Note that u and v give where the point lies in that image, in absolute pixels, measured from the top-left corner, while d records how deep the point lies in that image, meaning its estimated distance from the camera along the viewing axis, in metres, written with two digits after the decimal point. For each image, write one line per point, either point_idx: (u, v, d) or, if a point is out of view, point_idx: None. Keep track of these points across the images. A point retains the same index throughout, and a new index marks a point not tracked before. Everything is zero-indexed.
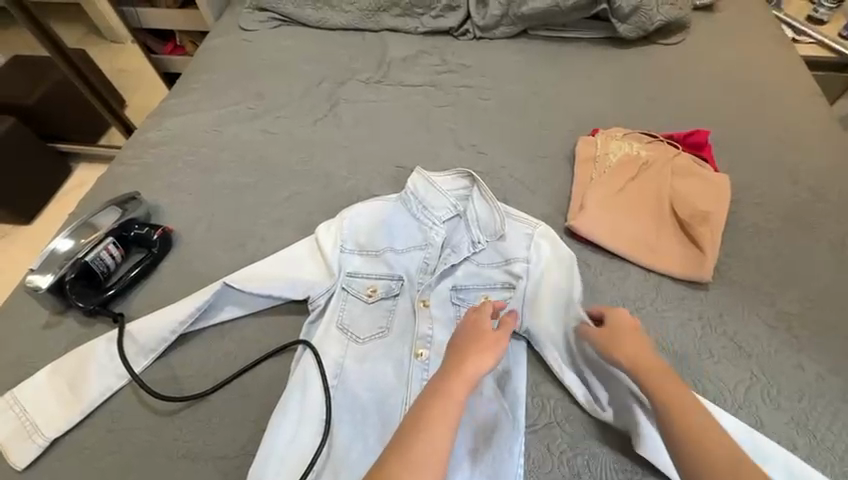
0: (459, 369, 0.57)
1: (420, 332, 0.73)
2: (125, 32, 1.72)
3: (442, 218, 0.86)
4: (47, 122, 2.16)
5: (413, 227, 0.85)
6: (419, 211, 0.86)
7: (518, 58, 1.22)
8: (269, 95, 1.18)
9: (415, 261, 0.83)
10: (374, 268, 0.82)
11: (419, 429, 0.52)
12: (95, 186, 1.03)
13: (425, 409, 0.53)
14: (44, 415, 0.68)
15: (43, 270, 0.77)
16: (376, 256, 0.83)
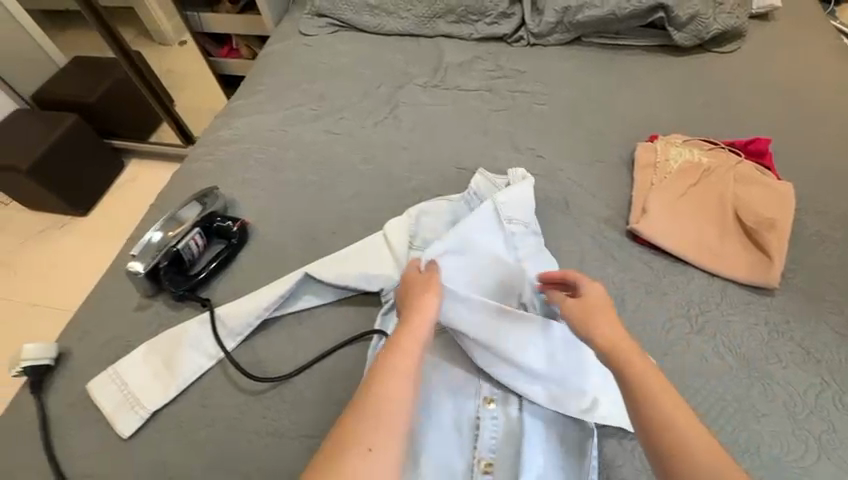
0: (416, 320, 0.63)
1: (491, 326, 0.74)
2: (174, 35, 1.85)
3: None
4: (106, 119, 2.28)
5: None
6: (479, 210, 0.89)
7: (572, 64, 1.24)
8: (331, 97, 1.23)
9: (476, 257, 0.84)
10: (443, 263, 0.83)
11: (386, 382, 0.56)
12: (172, 181, 1.09)
13: (386, 361, 0.58)
14: (145, 390, 0.73)
15: (140, 258, 0.84)
16: None
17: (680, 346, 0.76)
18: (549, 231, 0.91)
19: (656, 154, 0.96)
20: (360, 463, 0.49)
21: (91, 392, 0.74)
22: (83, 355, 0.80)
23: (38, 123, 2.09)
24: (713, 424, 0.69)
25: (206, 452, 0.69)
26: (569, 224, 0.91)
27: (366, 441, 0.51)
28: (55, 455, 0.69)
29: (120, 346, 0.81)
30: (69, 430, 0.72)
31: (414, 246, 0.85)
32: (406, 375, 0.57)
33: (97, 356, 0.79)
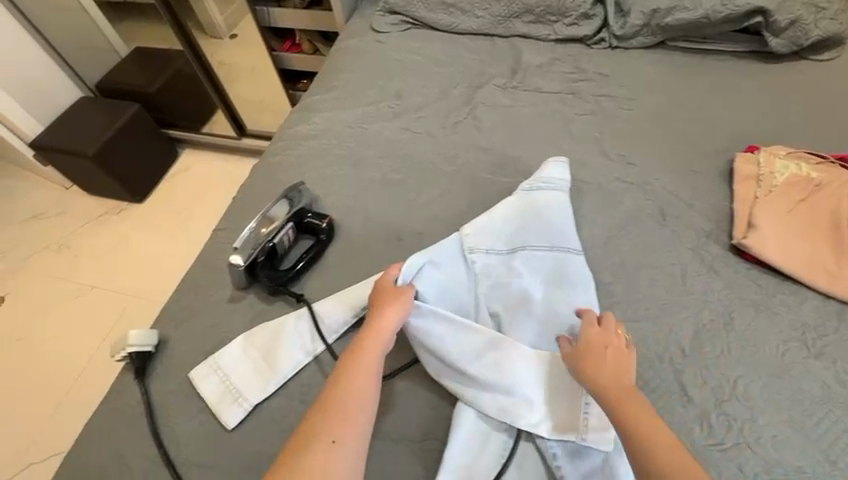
0: (375, 329, 0.70)
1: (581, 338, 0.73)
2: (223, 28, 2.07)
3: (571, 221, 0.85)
4: (164, 109, 2.35)
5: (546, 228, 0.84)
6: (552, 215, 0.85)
7: (658, 68, 1.19)
8: (407, 95, 1.22)
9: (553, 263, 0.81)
10: (524, 268, 0.81)
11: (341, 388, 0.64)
12: (254, 173, 1.10)
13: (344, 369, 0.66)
14: (246, 382, 0.74)
15: (241, 250, 0.85)
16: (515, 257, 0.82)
17: (798, 371, 0.72)
18: (645, 241, 0.88)
19: (759, 165, 0.91)
20: (325, 453, 0.58)
21: (193, 380, 0.75)
22: (181, 343, 0.81)
23: (102, 111, 2.14)
24: (842, 457, 0.64)
25: None
26: (667, 235, 0.88)
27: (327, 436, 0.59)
28: (161, 441, 0.71)
29: (216, 336, 0.82)
30: (173, 417, 0.73)
31: (491, 251, 0.83)
32: (368, 377, 0.65)
33: (195, 345, 0.81)
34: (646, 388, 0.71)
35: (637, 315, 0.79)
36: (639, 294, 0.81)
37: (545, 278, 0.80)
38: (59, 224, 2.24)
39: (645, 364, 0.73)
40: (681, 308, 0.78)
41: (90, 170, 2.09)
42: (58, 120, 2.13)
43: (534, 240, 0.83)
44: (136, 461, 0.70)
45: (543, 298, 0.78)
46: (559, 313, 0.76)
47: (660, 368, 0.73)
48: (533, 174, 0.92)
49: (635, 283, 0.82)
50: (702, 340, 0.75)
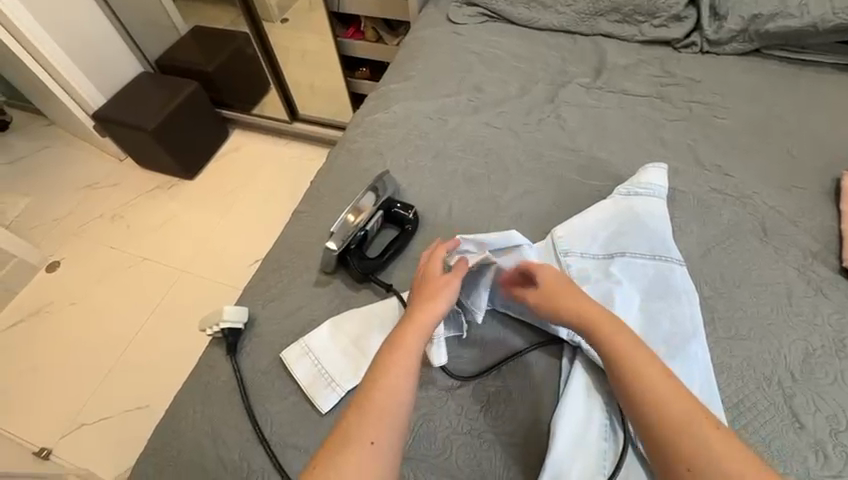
0: (414, 325, 0.65)
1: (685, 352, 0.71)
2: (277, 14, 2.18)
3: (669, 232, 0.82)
4: (219, 88, 2.36)
5: (645, 237, 0.81)
6: (651, 223, 0.82)
7: (753, 76, 1.14)
8: (487, 89, 1.20)
9: (652, 274, 0.78)
10: (622, 274, 0.78)
11: (379, 383, 0.60)
12: (332, 159, 1.10)
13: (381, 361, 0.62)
14: (338, 367, 0.73)
15: (336, 236, 0.85)
16: (611, 263, 0.80)
17: None
18: (745, 256, 0.84)
19: None
20: (364, 453, 0.55)
21: (284, 361, 0.75)
22: (269, 324, 0.82)
23: (162, 87, 2.17)
24: None
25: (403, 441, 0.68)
26: (769, 253, 0.84)
27: (366, 435, 0.56)
28: (255, 416, 0.71)
29: (304, 319, 0.82)
30: (266, 397, 0.73)
31: (585, 255, 0.81)
32: (403, 374, 0.61)
33: (283, 325, 0.81)
34: (754, 409, 0.68)
35: (743, 332, 0.75)
36: (741, 311, 0.78)
37: (644, 286, 0.78)
38: (113, 195, 2.30)
39: (753, 384, 0.70)
40: (788, 330, 0.75)
41: (146, 143, 2.12)
42: (119, 93, 2.18)
43: (632, 246, 0.81)
44: (230, 437, 0.70)
45: (642, 306, 0.76)
46: (661, 321, 0.74)
47: (768, 390, 0.70)
48: (628, 180, 0.90)
49: (737, 298, 0.79)
50: (813, 364, 0.71)
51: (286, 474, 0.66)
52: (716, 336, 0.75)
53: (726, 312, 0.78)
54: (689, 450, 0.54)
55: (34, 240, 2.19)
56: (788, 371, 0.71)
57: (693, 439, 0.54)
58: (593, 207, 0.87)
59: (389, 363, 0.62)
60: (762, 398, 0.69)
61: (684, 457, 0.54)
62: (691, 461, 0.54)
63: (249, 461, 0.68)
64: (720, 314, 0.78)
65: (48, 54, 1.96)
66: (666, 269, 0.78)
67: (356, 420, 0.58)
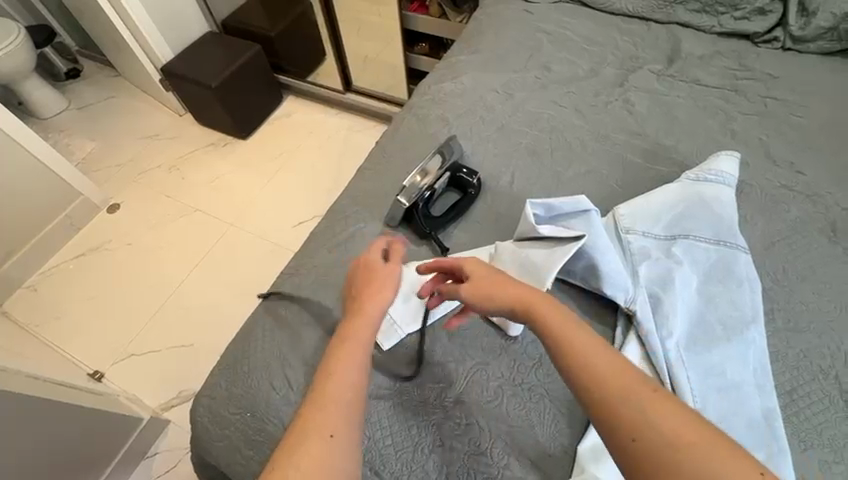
0: (354, 326, 0.63)
1: (742, 337, 0.72)
2: None
3: (733, 220, 0.82)
4: (279, 54, 2.42)
5: (708, 223, 0.81)
6: (714, 210, 0.82)
7: (838, 77, 1.10)
8: (555, 68, 1.20)
9: (712, 259, 0.79)
10: (684, 256, 0.79)
11: (335, 379, 0.56)
12: (398, 123, 1.13)
13: (330, 360, 0.58)
14: (400, 311, 0.78)
15: (405, 193, 0.88)
16: (672, 246, 0.81)
17: None
18: (813, 253, 0.83)
19: None
20: (321, 449, 0.50)
21: None
22: (334, 266, 0.87)
23: (227, 47, 2.25)
24: None
25: (457, 382, 0.72)
26: (837, 253, 0.83)
27: (322, 429, 0.51)
28: (321, 346, 0.76)
29: None
30: (329, 329, 0.78)
31: (647, 234, 0.82)
32: (352, 368, 0.57)
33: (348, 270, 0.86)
34: (807, 398, 0.69)
35: (803, 325, 0.75)
36: (803, 306, 0.77)
37: (704, 270, 0.78)
38: (171, 147, 2.41)
39: (808, 373, 0.71)
40: None
41: (207, 100, 2.21)
42: (187, 50, 2.27)
43: (696, 230, 0.81)
44: (295, 361, 0.75)
45: (700, 288, 0.77)
46: (719, 305, 0.75)
47: (824, 383, 0.70)
48: (696, 166, 0.90)
49: (797, 291, 0.79)
50: None
51: None
52: (773, 325, 0.76)
53: (786, 304, 0.78)
54: (625, 417, 0.46)
55: (98, 181, 2.33)
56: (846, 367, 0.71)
57: (636, 400, 0.47)
58: (658, 189, 0.88)
59: (342, 359, 0.58)
60: (817, 389, 0.69)
61: (631, 424, 0.46)
62: (631, 428, 0.46)
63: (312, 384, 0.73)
64: (780, 306, 0.77)
65: (128, 7, 2.05)
66: (726, 257, 0.78)
67: (311, 412, 0.53)
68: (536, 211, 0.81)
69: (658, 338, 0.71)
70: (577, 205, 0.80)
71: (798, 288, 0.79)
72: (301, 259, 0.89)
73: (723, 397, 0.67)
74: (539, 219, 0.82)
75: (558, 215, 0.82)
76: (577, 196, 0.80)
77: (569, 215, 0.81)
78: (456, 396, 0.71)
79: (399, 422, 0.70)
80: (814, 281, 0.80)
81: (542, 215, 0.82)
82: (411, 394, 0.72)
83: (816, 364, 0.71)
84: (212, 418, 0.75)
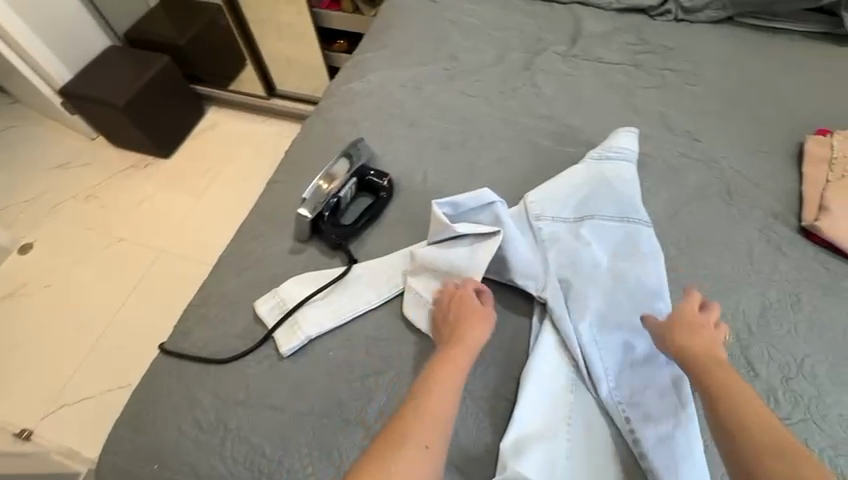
0: (457, 349, 0.66)
1: (649, 310, 0.73)
2: None
3: (634, 195, 0.83)
4: (193, 63, 2.27)
5: (610, 200, 0.83)
6: (615, 187, 0.84)
7: (726, 43, 1.15)
8: (463, 57, 1.18)
9: (617, 235, 0.80)
10: (592, 236, 0.80)
11: (430, 399, 0.61)
12: (306, 129, 1.08)
13: (436, 380, 0.62)
14: (309, 317, 0.75)
15: (307, 203, 0.84)
16: (580, 227, 0.81)
17: None
18: (712, 216, 0.87)
19: (833, 149, 0.89)
20: (419, 459, 0.56)
21: (258, 314, 0.77)
22: (243, 290, 0.82)
23: (132, 61, 2.08)
24: None
25: (376, 398, 0.70)
26: (733, 214, 0.87)
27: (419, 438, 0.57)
28: (231, 378, 0.72)
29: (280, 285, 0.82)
30: (240, 360, 0.74)
31: (557, 219, 0.82)
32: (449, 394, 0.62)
33: (258, 293, 0.81)
34: None
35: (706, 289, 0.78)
36: (705, 270, 0.80)
37: (612, 247, 0.79)
38: (85, 174, 2.22)
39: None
40: (752, 288, 0.78)
41: (117, 120, 2.04)
42: (87, 68, 2.08)
43: (601, 209, 0.82)
44: (205, 399, 0.71)
45: (610, 265, 0.77)
46: (628, 280, 0.75)
47: (725, 342, 0.73)
48: (600, 144, 0.91)
49: (698, 254, 0.82)
50: (769, 317, 0.75)
51: (260, 432, 0.68)
52: (677, 292, 0.78)
53: (688, 268, 0.81)
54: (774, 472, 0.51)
55: (5, 221, 2.13)
56: (744, 324, 0.74)
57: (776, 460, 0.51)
58: (564, 172, 0.88)
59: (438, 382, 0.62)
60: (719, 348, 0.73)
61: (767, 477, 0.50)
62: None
63: (224, 421, 0.69)
64: (685, 272, 0.80)
65: (8, 25, 1.85)
66: (630, 232, 0.80)
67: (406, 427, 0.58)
68: (444, 210, 0.79)
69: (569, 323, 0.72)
70: (481, 199, 0.79)
71: (700, 254, 0.82)
72: (207, 287, 0.83)
73: (635, 375, 0.69)
74: (448, 218, 0.80)
75: (466, 210, 0.80)
76: (481, 190, 0.79)
77: (475, 209, 0.80)
78: (376, 413, 0.69)
79: (318, 449, 0.66)
80: (714, 245, 0.83)
81: (451, 213, 0.80)
82: (330, 417, 0.69)
83: (718, 326, 0.75)
84: (118, 474, 0.69)
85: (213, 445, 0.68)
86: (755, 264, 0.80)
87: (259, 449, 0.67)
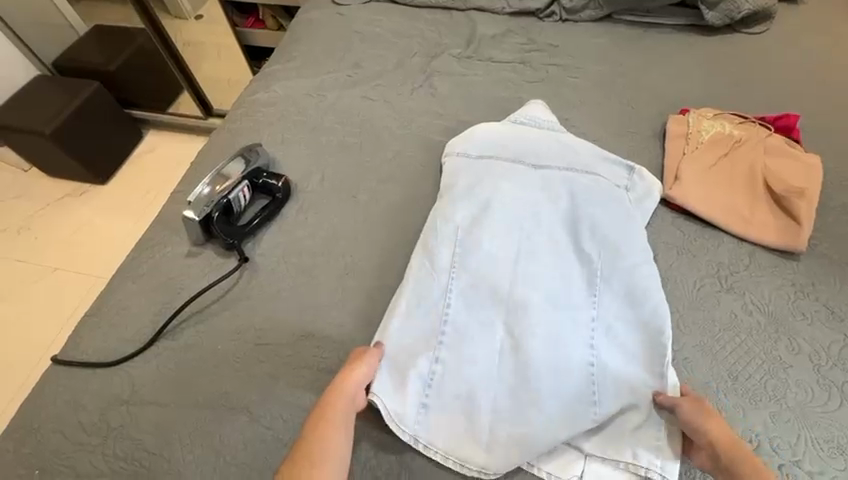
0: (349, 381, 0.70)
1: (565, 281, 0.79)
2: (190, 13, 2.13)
3: (558, 165, 0.91)
4: (127, 88, 2.24)
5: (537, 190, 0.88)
6: (535, 164, 0.91)
7: (606, 39, 1.25)
8: (365, 64, 1.24)
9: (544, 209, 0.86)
10: (527, 219, 0.85)
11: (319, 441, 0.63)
12: (213, 141, 1.11)
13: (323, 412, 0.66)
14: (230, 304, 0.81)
15: (194, 206, 0.88)
16: (521, 216, 0.86)
17: (710, 302, 0.80)
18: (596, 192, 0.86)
19: (689, 125, 0.99)
20: None
21: (167, 307, 0.82)
22: (137, 296, 0.83)
23: (59, 89, 2.04)
24: (743, 373, 0.73)
25: (260, 384, 0.73)
26: None
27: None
28: (119, 381, 0.74)
29: (173, 289, 0.84)
30: (129, 362, 0.76)
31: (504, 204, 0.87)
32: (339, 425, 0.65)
33: (151, 297, 0.83)
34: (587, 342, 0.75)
35: (625, 266, 0.79)
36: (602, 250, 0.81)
37: (535, 225, 0.85)
38: (16, 207, 2.16)
39: (632, 321, 0.76)
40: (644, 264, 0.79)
41: (46, 149, 2.00)
42: (12, 99, 2.03)
43: (533, 195, 0.88)
44: (91, 402, 0.73)
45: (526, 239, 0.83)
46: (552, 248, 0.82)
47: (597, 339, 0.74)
48: (518, 111, 1.03)
49: (597, 232, 0.82)
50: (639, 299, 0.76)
51: (142, 427, 0.70)
52: (592, 271, 0.80)
53: (603, 240, 0.82)
54: None
55: None
56: (644, 287, 0.77)
57: None
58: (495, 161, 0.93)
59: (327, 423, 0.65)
60: (635, 318, 0.76)
61: None
62: None
63: (107, 421, 0.71)
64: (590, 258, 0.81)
65: None
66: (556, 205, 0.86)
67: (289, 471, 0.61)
68: (445, 240, 0.84)
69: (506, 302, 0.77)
70: (469, 236, 0.83)
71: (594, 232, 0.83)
72: (102, 298, 0.85)
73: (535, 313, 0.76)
74: (453, 258, 0.82)
75: (462, 245, 0.83)
76: (477, 220, 0.85)
77: (468, 249, 0.82)
78: (260, 399, 0.72)
79: (200, 437, 0.69)
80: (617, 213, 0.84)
81: (452, 253, 0.82)
82: (213, 406, 0.71)
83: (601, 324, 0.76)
84: None
85: (95, 445, 0.70)
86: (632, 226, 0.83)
87: (141, 444, 0.69)
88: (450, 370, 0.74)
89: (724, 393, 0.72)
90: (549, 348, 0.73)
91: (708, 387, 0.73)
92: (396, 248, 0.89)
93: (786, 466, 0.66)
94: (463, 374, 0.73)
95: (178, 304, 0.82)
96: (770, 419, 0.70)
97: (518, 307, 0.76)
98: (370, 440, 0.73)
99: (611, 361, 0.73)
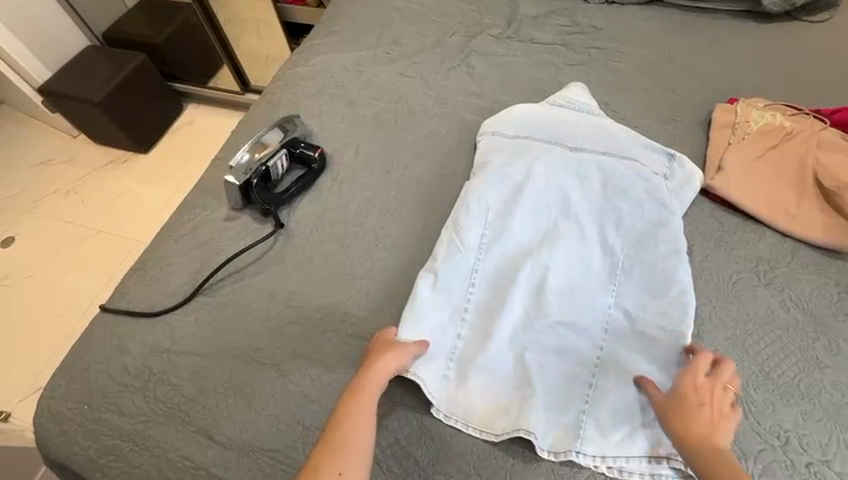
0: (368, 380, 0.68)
1: (589, 268, 0.79)
2: None
3: (594, 149, 0.89)
4: (170, 60, 2.31)
5: (569, 174, 0.87)
6: (571, 147, 0.90)
7: (653, 24, 1.21)
8: (404, 42, 1.24)
9: (575, 193, 0.85)
10: (556, 203, 0.85)
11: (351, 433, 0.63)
12: (252, 112, 1.14)
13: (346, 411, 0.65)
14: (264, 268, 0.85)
15: (235, 171, 0.91)
16: (551, 199, 0.85)
17: (746, 296, 0.78)
18: (630, 181, 0.84)
19: (736, 115, 0.95)
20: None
21: (205, 267, 0.86)
22: (178, 254, 0.88)
23: (108, 59, 2.13)
24: (775, 369, 0.72)
25: (290, 344, 0.76)
26: None
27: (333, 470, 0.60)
28: (161, 331, 0.79)
29: (213, 249, 0.88)
30: (170, 314, 0.81)
31: (535, 185, 0.86)
32: (365, 418, 0.65)
33: (192, 256, 0.87)
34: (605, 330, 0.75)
35: (651, 259, 0.78)
36: (629, 240, 0.80)
37: (564, 210, 0.84)
38: (65, 171, 2.28)
39: (653, 312, 0.75)
40: (672, 255, 0.78)
41: (94, 116, 2.09)
42: (64, 67, 2.12)
43: (565, 178, 0.87)
44: (135, 349, 0.78)
45: (553, 223, 0.84)
46: (580, 234, 0.82)
47: (614, 327, 0.75)
48: (556, 95, 1.01)
49: (625, 220, 0.82)
50: (663, 290, 0.76)
51: (180, 375, 0.75)
52: (614, 262, 0.79)
53: (629, 233, 0.81)
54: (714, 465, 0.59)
55: None
56: (668, 280, 0.76)
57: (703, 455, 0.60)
58: (530, 141, 0.92)
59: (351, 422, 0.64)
60: (656, 309, 0.75)
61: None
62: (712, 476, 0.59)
63: (149, 367, 0.76)
64: (616, 248, 0.80)
65: None
66: (587, 191, 0.85)
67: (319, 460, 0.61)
68: (474, 217, 0.84)
69: (528, 284, 0.78)
70: (498, 215, 0.84)
71: (623, 221, 0.82)
72: (146, 254, 0.90)
73: (556, 298, 0.77)
74: (481, 236, 0.83)
75: (490, 224, 0.83)
76: (507, 198, 0.85)
77: (496, 228, 0.83)
78: (290, 357, 0.75)
79: (233, 388, 0.73)
80: (649, 203, 0.82)
81: (481, 231, 0.83)
82: (246, 360, 0.75)
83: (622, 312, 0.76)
84: (54, 415, 0.76)
85: (137, 387, 0.75)
86: (664, 217, 0.81)
87: (179, 389, 0.74)
88: (469, 345, 0.75)
89: (754, 388, 0.70)
90: (565, 334, 0.74)
91: (738, 382, 0.71)
92: (426, 224, 0.90)
93: (815, 465, 0.65)
94: (480, 351, 0.74)
95: (216, 264, 0.86)
96: (802, 417, 0.68)
97: (539, 292, 0.77)
98: (392, 405, 0.75)
99: (625, 350, 0.73)
